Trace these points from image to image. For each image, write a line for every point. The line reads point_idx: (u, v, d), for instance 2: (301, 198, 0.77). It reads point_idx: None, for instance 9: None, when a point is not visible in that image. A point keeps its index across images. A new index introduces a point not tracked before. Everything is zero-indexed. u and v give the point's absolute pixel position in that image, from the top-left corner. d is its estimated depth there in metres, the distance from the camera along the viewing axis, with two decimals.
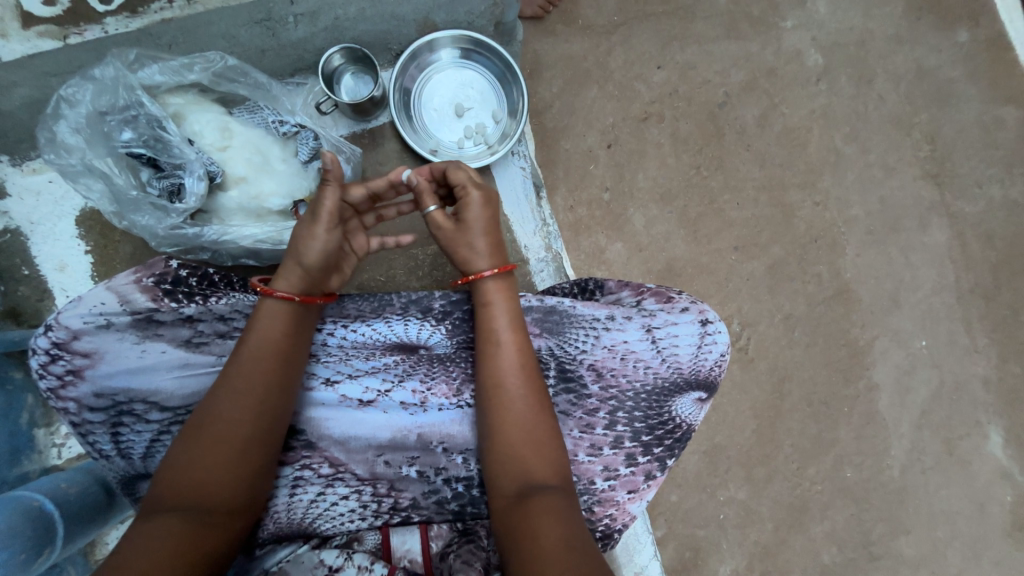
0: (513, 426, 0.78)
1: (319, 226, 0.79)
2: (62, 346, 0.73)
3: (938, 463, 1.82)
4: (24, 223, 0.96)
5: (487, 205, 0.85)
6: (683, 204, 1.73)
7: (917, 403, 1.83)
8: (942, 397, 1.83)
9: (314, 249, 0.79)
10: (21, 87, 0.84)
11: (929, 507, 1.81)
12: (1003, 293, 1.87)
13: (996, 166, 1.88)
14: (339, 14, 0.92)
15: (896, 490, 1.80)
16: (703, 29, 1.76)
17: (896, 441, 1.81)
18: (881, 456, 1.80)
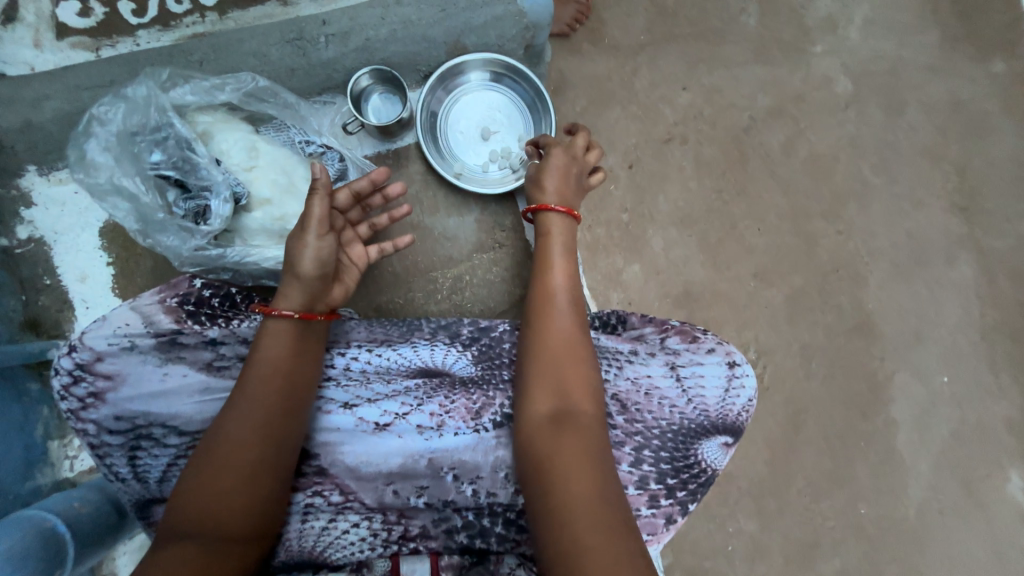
0: (544, 389, 0.78)
1: (310, 234, 0.77)
2: (85, 367, 0.73)
3: (958, 505, 1.75)
4: (49, 233, 0.96)
5: (564, 152, 0.95)
6: (703, 228, 1.70)
7: (937, 442, 1.77)
8: (963, 437, 1.77)
9: (308, 257, 0.77)
10: (51, 100, 0.86)
11: (946, 551, 1.73)
12: None
13: None
14: (370, 35, 0.94)
15: (913, 531, 1.73)
16: (731, 52, 1.73)
17: (914, 480, 1.75)
18: (898, 496, 1.74)
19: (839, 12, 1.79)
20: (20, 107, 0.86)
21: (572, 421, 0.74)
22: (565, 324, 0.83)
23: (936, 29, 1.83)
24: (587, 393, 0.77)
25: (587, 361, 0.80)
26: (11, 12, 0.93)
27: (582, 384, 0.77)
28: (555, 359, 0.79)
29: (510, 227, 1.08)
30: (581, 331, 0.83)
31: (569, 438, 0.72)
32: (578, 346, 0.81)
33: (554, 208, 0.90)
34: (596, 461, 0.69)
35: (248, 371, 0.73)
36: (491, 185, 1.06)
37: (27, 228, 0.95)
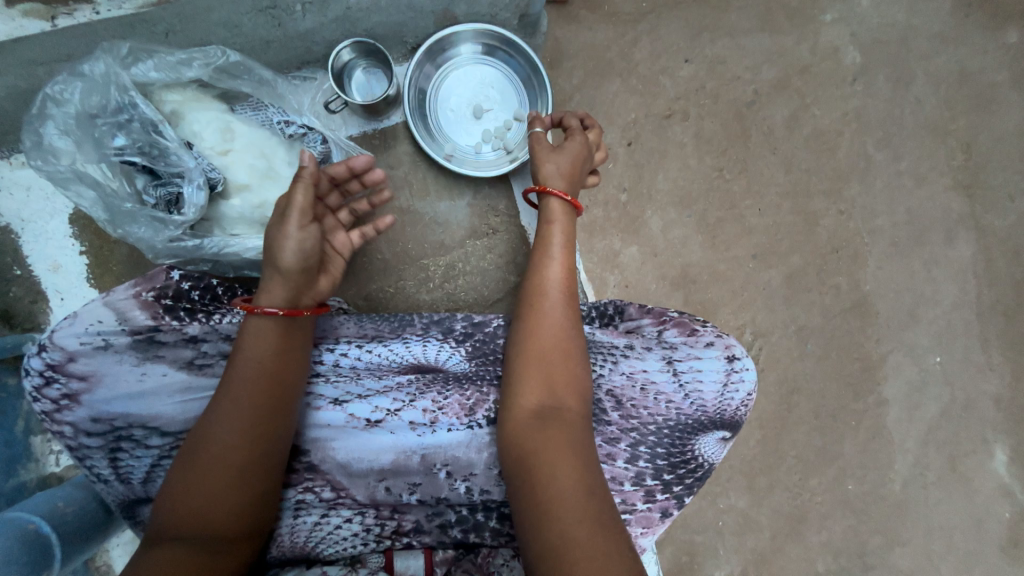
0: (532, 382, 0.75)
1: (291, 225, 0.73)
2: (57, 368, 0.69)
3: (941, 478, 1.79)
4: (15, 220, 0.91)
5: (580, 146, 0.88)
6: (702, 207, 1.66)
7: (925, 419, 1.80)
8: (951, 413, 1.80)
9: (290, 249, 0.73)
10: (4, 76, 0.76)
11: (927, 522, 1.78)
12: None
13: None
14: (350, 2, 0.83)
15: (897, 504, 1.78)
16: (736, 21, 1.64)
17: (901, 456, 1.78)
18: (884, 470, 1.78)
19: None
20: None
21: (561, 420, 0.72)
22: (557, 319, 0.79)
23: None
24: (576, 390, 0.75)
25: (579, 356, 0.77)
26: None
27: (572, 380, 0.75)
28: (546, 354, 0.76)
29: (504, 212, 1.03)
30: (574, 324, 0.80)
31: (557, 437, 0.70)
32: (568, 341, 0.78)
33: (558, 194, 0.85)
34: (585, 460, 0.67)
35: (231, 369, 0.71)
36: (484, 167, 1.01)
37: None
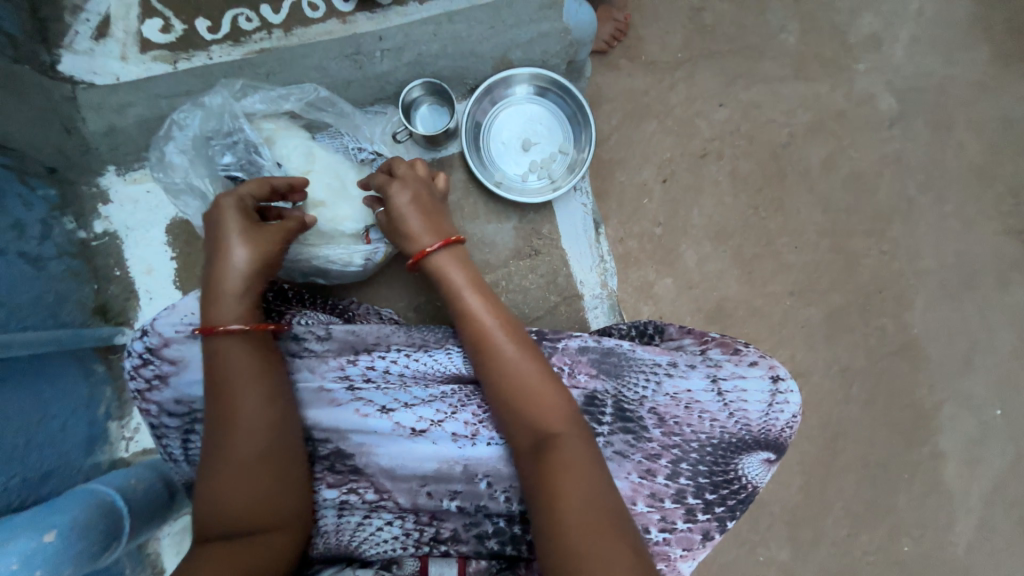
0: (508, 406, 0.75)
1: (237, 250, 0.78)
2: (153, 351, 0.76)
3: (1010, 546, 1.69)
4: (122, 228, 1.03)
5: (408, 190, 0.87)
6: (738, 242, 1.68)
7: (988, 476, 1.70)
8: (1016, 473, 1.70)
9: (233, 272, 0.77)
10: (136, 107, 0.95)
11: None
12: None
13: None
14: (422, 49, 1.00)
15: (957, 569, 1.67)
16: (770, 68, 1.72)
17: (963, 516, 1.68)
18: (944, 531, 1.68)
19: (884, 27, 1.75)
20: (107, 113, 0.94)
21: (550, 443, 0.71)
22: (504, 345, 0.78)
23: (988, 45, 1.77)
24: (557, 405, 0.74)
25: (543, 373, 0.76)
26: (104, 29, 1.04)
27: (549, 400, 0.74)
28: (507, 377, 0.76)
29: (547, 235, 1.11)
30: (526, 345, 0.78)
31: (552, 459, 0.70)
32: (525, 355, 0.77)
33: (432, 247, 0.83)
34: (584, 472, 0.69)
35: (226, 387, 0.73)
36: (529, 194, 1.09)
37: (103, 222, 1.02)
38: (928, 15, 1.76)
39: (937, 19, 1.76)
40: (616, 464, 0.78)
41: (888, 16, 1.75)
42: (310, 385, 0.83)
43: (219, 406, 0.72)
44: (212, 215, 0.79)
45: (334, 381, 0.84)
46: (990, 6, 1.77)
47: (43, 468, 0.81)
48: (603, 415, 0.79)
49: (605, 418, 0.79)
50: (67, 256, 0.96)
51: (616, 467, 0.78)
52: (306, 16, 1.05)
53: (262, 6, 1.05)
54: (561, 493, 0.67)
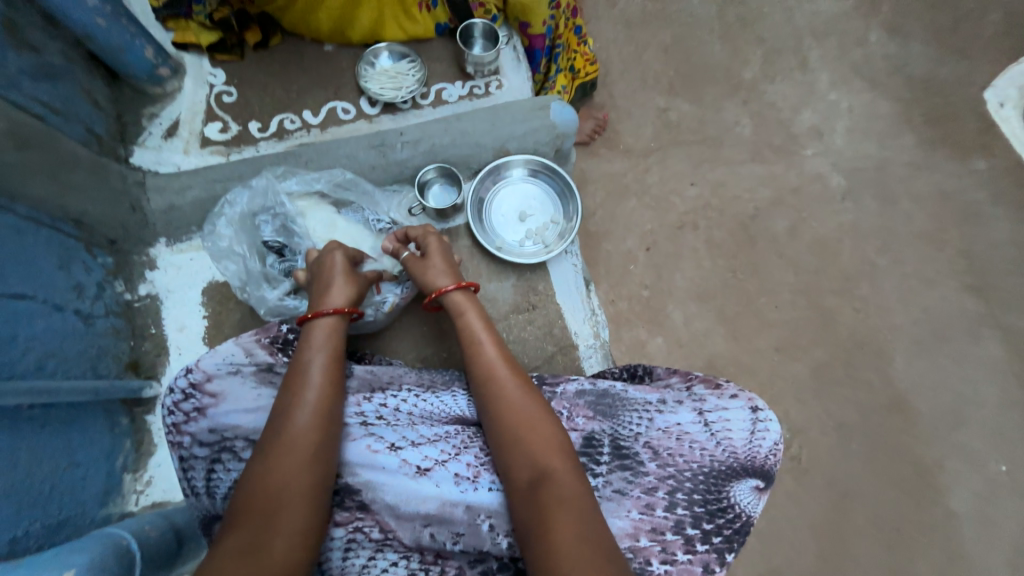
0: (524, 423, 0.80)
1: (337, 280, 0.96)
2: (195, 386, 0.85)
3: None
4: (163, 290, 1.15)
5: (439, 241, 1.07)
6: (720, 303, 1.82)
7: (1007, 537, 1.66)
8: None
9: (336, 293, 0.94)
10: (193, 188, 1.12)
11: None
12: None
13: None
14: (435, 141, 1.21)
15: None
16: (730, 154, 2.00)
17: None
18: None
19: (822, 121, 2.07)
20: (169, 193, 1.12)
21: (547, 481, 0.74)
22: (511, 385, 0.85)
23: (914, 133, 2.07)
24: (551, 445, 0.78)
25: (542, 416, 0.81)
26: (172, 129, 1.26)
27: (551, 440, 0.77)
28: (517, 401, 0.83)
29: (542, 291, 1.23)
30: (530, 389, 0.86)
31: (546, 494, 0.72)
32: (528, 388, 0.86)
33: (448, 290, 0.99)
34: (577, 507, 0.70)
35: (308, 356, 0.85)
36: (525, 257, 1.24)
37: (147, 286, 1.15)
38: (857, 111, 2.09)
39: (866, 113, 2.09)
40: (616, 503, 0.80)
41: (824, 112, 2.08)
42: None
43: (300, 369, 0.83)
44: (320, 259, 1.00)
45: (352, 416, 0.91)
46: (909, 103, 2.10)
47: (60, 516, 0.84)
48: (600, 454, 0.83)
49: (602, 456, 0.83)
50: (113, 315, 1.07)
51: (616, 503, 0.80)
52: (339, 118, 1.31)
53: (304, 111, 1.31)
54: (555, 521, 0.68)
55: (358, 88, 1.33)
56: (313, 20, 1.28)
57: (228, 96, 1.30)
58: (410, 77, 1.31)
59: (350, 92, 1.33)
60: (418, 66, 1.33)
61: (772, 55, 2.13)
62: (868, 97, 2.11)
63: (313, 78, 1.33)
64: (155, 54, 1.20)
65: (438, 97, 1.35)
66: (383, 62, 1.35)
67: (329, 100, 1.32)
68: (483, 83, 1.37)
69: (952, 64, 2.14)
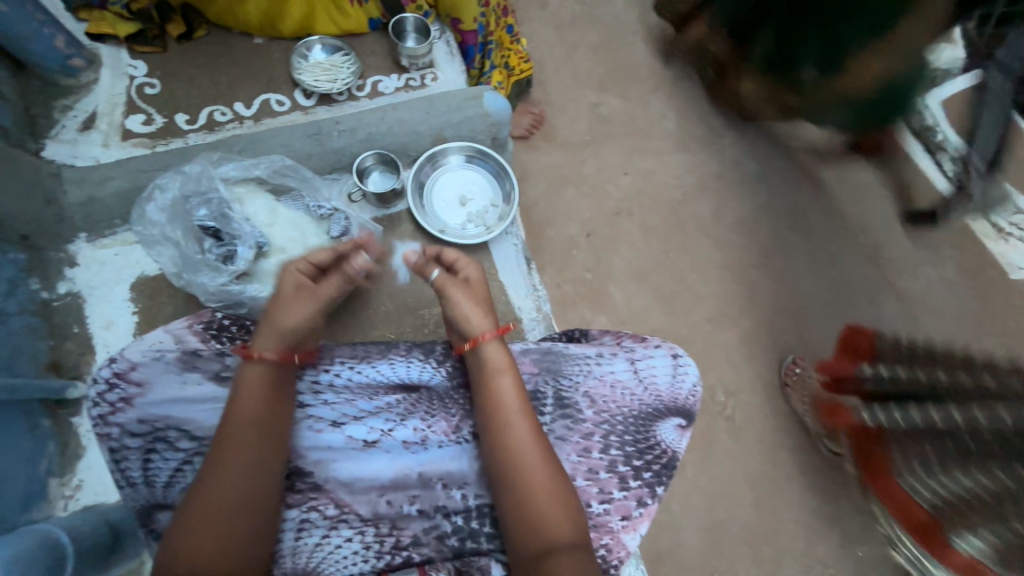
0: (523, 464, 0.77)
1: (303, 302, 0.86)
2: (120, 375, 0.78)
3: None
4: (86, 287, 1.10)
5: (457, 287, 0.90)
6: (656, 281, 1.96)
7: None
8: None
9: (300, 312, 0.84)
10: (115, 179, 1.08)
11: None
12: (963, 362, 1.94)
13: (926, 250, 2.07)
14: (372, 130, 1.24)
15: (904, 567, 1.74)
16: (659, 144, 2.16)
17: None
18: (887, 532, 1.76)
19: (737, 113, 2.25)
20: (88, 186, 1.07)
21: (547, 533, 0.73)
22: (528, 432, 0.79)
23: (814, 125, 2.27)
24: (551, 493, 0.76)
25: (546, 463, 0.77)
26: (89, 123, 1.21)
27: (546, 488, 0.75)
28: (510, 437, 0.79)
29: (486, 270, 1.30)
30: (534, 430, 0.80)
31: (548, 545, 0.73)
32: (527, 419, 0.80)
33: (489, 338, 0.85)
34: (578, 557, 0.72)
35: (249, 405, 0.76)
36: (468, 239, 1.29)
37: (66, 284, 1.09)
38: None
39: None
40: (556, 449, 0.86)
41: None
42: None
43: (246, 417, 0.75)
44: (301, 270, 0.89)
45: None
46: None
47: None
48: (544, 405, 0.88)
49: (544, 409, 0.88)
50: (28, 313, 1.01)
51: (557, 450, 0.86)
52: (273, 109, 1.31)
53: (236, 103, 1.30)
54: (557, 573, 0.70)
55: (291, 80, 1.34)
56: (240, 11, 1.28)
57: (152, 87, 1.27)
58: (345, 68, 1.34)
59: (283, 84, 1.34)
60: (352, 60, 1.36)
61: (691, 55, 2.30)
62: None
63: (243, 71, 1.33)
64: (66, 44, 1.16)
65: (374, 89, 1.37)
66: (317, 55, 1.36)
67: (262, 91, 1.32)
68: (419, 75, 1.42)
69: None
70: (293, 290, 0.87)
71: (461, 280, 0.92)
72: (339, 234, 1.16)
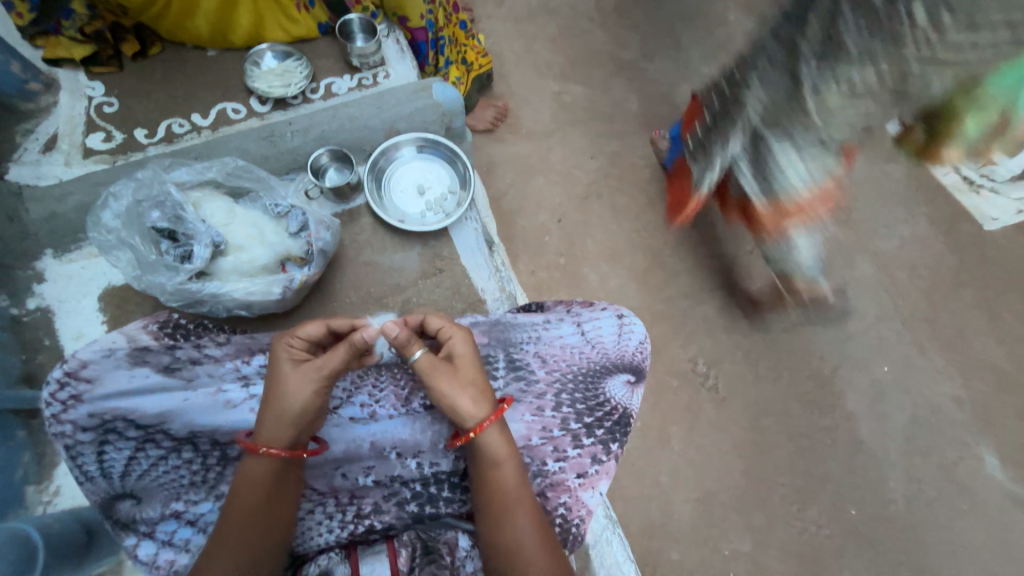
0: (518, 554, 0.72)
1: (288, 394, 0.74)
2: (71, 374, 0.78)
3: (942, 495, 1.65)
4: (54, 302, 1.13)
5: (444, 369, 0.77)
6: (631, 260, 1.85)
7: (898, 429, 1.69)
8: (921, 423, 1.70)
9: (286, 403, 0.74)
10: (75, 195, 1.12)
11: (950, 546, 1.60)
12: (941, 314, 1.80)
13: (897, 209, 1.92)
14: (324, 128, 1.28)
15: (908, 528, 1.61)
16: (623, 128, 2.02)
17: (890, 473, 1.65)
18: (881, 490, 1.63)
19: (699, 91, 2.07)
20: (48, 202, 1.11)
21: None
22: (532, 524, 0.74)
23: None
24: None
25: (543, 555, 0.72)
26: (51, 144, 1.25)
27: None
28: (506, 518, 0.74)
29: (447, 255, 1.33)
30: (535, 518, 0.75)
31: None
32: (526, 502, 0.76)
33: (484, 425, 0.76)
34: None
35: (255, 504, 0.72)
36: (428, 225, 1.32)
37: (36, 299, 1.12)
38: None
39: None
40: (511, 410, 0.89)
41: None
42: (205, 389, 0.81)
43: (248, 518, 0.71)
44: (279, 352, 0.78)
45: (230, 381, 0.83)
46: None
47: None
48: (496, 370, 0.90)
49: (498, 372, 0.90)
50: None
51: (512, 410, 0.89)
52: (230, 118, 1.35)
53: (193, 114, 1.33)
54: None
55: (246, 89, 1.38)
56: (191, 26, 1.32)
57: (110, 106, 1.31)
58: (298, 73, 1.38)
59: (238, 93, 1.37)
60: (304, 64, 1.40)
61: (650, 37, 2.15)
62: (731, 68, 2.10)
63: (199, 84, 1.36)
64: (23, 69, 1.21)
65: (328, 91, 1.41)
66: (269, 62, 1.40)
67: (218, 101, 1.36)
68: (371, 74, 1.45)
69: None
70: (273, 379, 0.76)
71: (450, 355, 0.80)
72: (297, 230, 1.18)
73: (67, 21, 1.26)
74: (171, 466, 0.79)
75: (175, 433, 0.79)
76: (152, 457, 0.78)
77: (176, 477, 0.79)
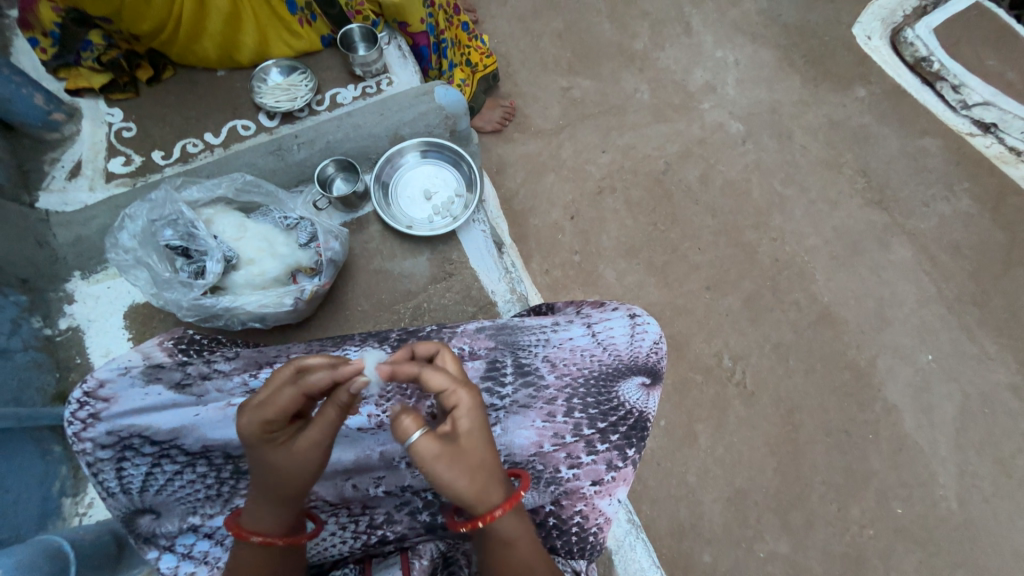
0: None
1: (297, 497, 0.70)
2: (90, 393, 0.80)
3: (1000, 490, 1.52)
4: (84, 321, 1.19)
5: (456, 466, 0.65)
6: (648, 255, 1.72)
7: (947, 421, 1.57)
8: (973, 413, 1.58)
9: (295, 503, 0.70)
10: (99, 218, 1.18)
11: (1010, 545, 1.49)
12: (993, 296, 1.67)
13: (936, 185, 1.79)
14: (330, 139, 1.30)
15: (962, 526, 1.50)
16: (635, 119, 1.88)
17: (940, 467, 1.54)
18: (930, 487, 1.52)
19: (713, 76, 1.94)
20: (75, 226, 1.17)
21: None
22: None
23: (797, 74, 1.93)
24: None
25: None
26: (76, 170, 1.30)
27: None
28: None
29: (456, 259, 1.33)
30: None
31: None
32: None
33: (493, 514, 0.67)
34: None
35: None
36: (437, 230, 1.32)
37: (67, 319, 1.17)
38: (743, 63, 1.95)
39: (751, 63, 1.95)
40: (521, 416, 0.86)
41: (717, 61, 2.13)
42: (215, 404, 0.82)
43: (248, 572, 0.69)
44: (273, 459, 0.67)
45: (239, 396, 0.83)
46: (788, 50, 1.96)
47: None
48: (505, 375, 0.87)
49: (507, 376, 0.87)
50: (33, 349, 1.08)
51: (522, 416, 0.86)
52: (240, 135, 1.38)
53: (205, 134, 1.37)
54: None
55: (255, 105, 1.40)
56: (199, 49, 1.36)
57: (128, 131, 1.36)
58: (303, 87, 1.39)
59: (247, 110, 1.40)
60: (308, 77, 1.41)
61: (658, 26, 2.01)
62: (751, 49, 1.97)
63: (210, 104, 1.40)
64: (46, 101, 1.26)
65: (333, 101, 1.42)
66: (275, 78, 1.42)
67: (228, 119, 1.39)
68: (374, 82, 1.45)
69: (820, 9, 2.01)
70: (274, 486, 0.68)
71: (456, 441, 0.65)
72: (307, 241, 1.20)
73: (86, 52, 1.34)
74: (186, 480, 0.80)
75: (188, 447, 0.81)
76: (167, 472, 0.80)
77: (191, 492, 0.80)
